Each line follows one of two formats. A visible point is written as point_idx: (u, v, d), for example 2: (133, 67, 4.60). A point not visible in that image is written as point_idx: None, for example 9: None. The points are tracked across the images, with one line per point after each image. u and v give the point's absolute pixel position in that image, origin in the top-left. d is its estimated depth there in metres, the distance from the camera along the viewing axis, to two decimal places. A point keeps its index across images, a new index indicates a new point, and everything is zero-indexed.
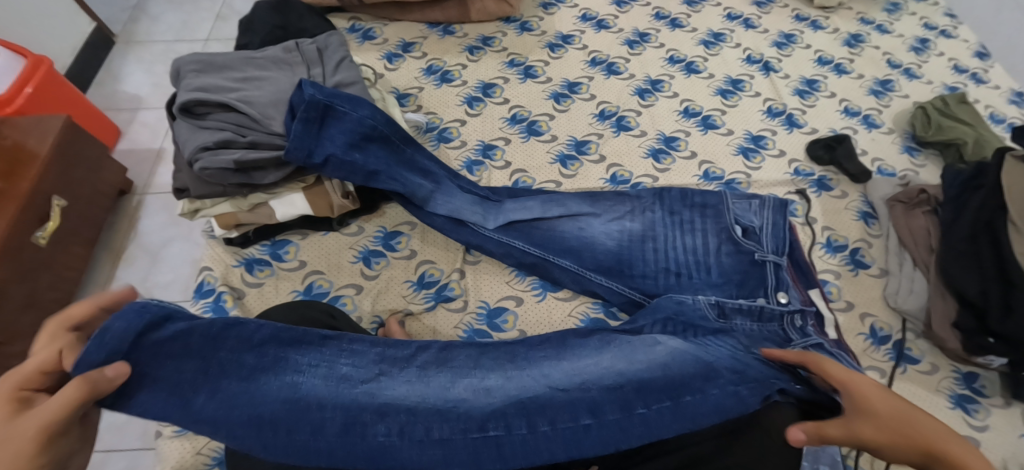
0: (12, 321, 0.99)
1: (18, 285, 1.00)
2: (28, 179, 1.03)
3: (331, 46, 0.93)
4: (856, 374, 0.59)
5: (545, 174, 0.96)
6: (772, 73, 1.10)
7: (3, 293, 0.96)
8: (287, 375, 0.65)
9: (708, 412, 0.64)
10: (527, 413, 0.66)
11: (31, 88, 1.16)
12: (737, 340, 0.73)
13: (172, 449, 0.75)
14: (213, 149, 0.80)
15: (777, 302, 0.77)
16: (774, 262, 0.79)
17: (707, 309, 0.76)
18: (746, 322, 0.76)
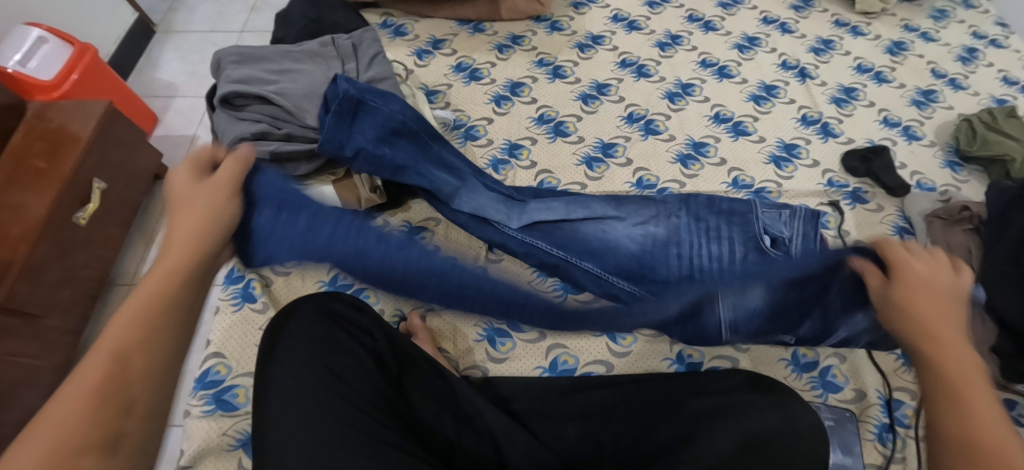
0: (52, 295, 1.03)
1: (59, 262, 1.04)
2: (71, 161, 1.06)
3: (365, 42, 0.94)
4: (940, 279, 0.53)
5: (570, 175, 0.95)
6: (808, 79, 1.07)
7: (44, 270, 1.00)
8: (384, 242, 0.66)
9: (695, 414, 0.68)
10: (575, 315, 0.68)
11: (77, 75, 1.20)
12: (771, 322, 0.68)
13: (200, 428, 0.77)
14: (251, 140, 0.82)
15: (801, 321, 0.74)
16: None
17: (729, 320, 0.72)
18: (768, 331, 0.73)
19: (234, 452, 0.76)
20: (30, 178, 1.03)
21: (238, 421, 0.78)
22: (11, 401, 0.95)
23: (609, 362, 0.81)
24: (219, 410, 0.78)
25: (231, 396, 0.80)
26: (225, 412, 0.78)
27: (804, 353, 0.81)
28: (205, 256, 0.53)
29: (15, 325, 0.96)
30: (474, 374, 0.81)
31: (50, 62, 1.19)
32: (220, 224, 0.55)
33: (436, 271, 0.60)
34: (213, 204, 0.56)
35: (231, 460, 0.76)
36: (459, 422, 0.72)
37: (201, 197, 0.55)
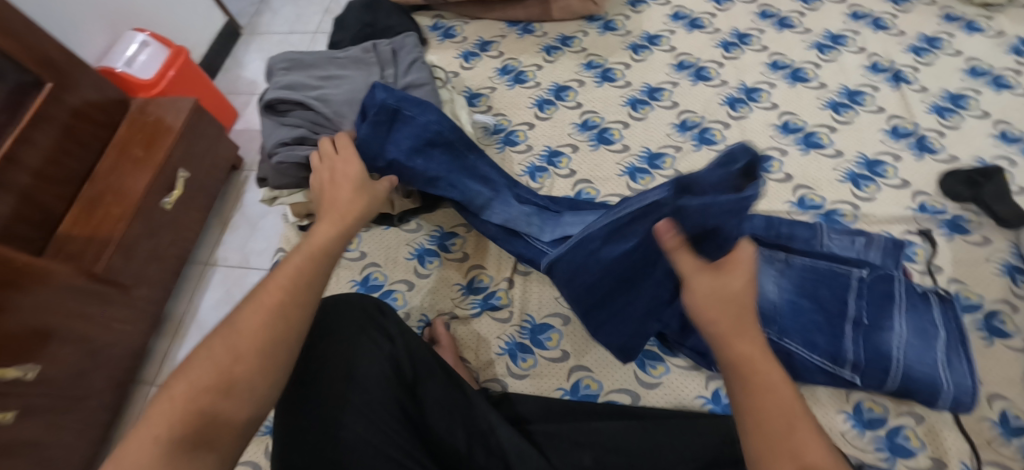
0: (141, 270, 1.03)
1: (149, 241, 1.04)
2: (164, 148, 1.07)
3: (405, 48, 0.93)
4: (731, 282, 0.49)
5: (612, 186, 0.88)
6: (903, 84, 0.92)
7: (135, 248, 1.01)
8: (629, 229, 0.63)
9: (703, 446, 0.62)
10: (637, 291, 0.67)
11: (173, 72, 1.24)
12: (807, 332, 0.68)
13: None
14: (290, 144, 0.82)
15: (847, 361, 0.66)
16: (856, 314, 0.67)
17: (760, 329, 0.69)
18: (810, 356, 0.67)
19: (259, 440, 0.77)
20: (127, 165, 1.04)
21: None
22: (102, 359, 0.96)
23: (635, 392, 0.73)
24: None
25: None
26: None
27: (870, 407, 0.68)
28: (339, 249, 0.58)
29: (108, 293, 0.96)
30: (493, 388, 0.76)
31: (151, 63, 1.24)
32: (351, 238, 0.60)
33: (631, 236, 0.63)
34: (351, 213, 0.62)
35: (258, 446, 0.77)
36: (472, 437, 0.65)
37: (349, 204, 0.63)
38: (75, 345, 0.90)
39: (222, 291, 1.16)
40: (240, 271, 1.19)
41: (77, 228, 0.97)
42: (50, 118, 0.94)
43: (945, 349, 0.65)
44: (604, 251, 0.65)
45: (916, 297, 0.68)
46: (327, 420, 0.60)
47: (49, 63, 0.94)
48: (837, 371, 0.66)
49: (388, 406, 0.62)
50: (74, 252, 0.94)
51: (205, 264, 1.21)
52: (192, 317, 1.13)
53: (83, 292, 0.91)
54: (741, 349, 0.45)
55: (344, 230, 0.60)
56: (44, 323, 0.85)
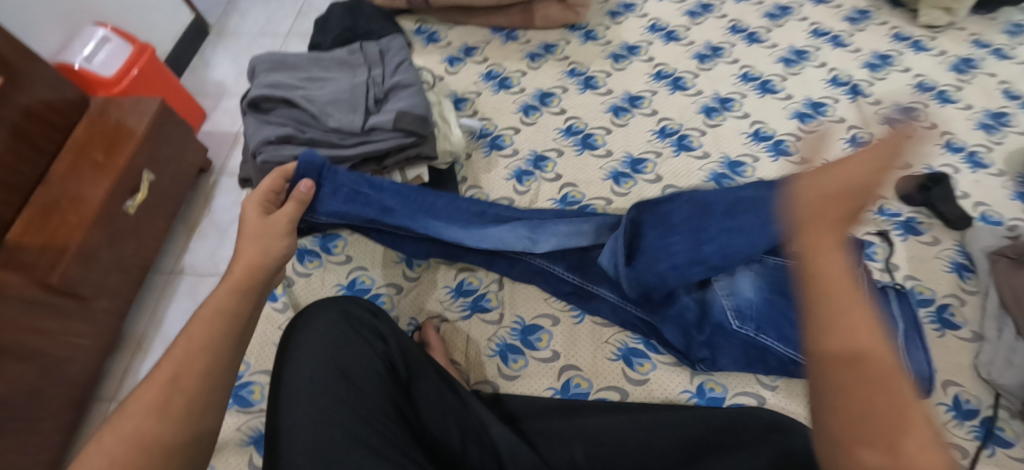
0: (101, 280, 0.98)
1: (110, 250, 0.99)
2: (127, 152, 1.02)
3: (392, 49, 0.91)
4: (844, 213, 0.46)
5: (596, 190, 0.91)
6: (861, 97, 1.00)
7: (95, 257, 0.96)
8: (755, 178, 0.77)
9: (696, 429, 0.64)
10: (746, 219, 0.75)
11: (136, 71, 1.18)
12: (785, 329, 0.71)
13: None
14: (275, 143, 0.79)
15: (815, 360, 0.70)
16: None
17: (738, 324, 0.72)
18: (788, 351, 0.71)
19: (245, 448, 0.75)
20: (85, 169, 0.99)
21: (252, 417, 0.77)
22: (57, 376, 0.90)
23: (624, 389, 0.75)
24: (236, 406, 0.78)
25: (248, 392, 0.79)
26: (241, 408, 0.78)
27: None
28: (264, 276, 0.59)
29: (64, 305, 0.91)
30: (484, 390, 0.77)
31: (114, 60, 1.18)
32: (252, 298, 0.57)
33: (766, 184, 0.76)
34: (275, 232, 0.64)
35: (242, 456, 0.74)
36: (467, 436, 0.63)
37: (268, 224, 0.64)
38: (30, 359, 0.85)
39: (189, 300, 1.11)
40: (209, 277, 1.13)
41: (29, 236, 0.91)
42: (2, 119, 0.88)
43: (904, 338, 0.71)
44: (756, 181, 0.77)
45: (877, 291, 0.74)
46: (321, 418, 0.56)
47: (2, 61, 0.88)
48: (810, 364, 0.71)
49: (384, 404, 0.60)
50: (26, 262, 0.88)
51: (171, 271, 1.15)
52: (156, 330, 1.07)
53: (32, 304, 0.86)
54: (840, 344, 0.40)
55: (267, 247, 0.61)
56: None
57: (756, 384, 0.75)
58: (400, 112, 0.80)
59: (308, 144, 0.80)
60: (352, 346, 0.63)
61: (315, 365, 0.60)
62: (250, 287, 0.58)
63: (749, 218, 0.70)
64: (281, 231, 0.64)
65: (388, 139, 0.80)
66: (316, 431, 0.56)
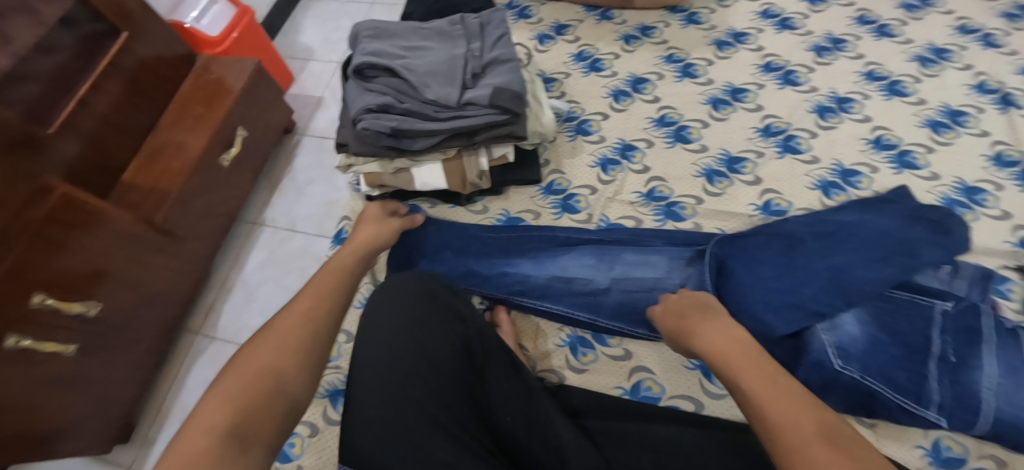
0: (194, 226, 1.02)
1: (204, 198, 1.04)
2: (224, 108, 1.06)
3: (494, 22, 0.87)
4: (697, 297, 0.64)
5: (686, 187, 0.85)
6: (1013, 108, 0.87)
7: (191, 203, 1.01)
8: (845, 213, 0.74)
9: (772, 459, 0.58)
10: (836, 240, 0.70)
11: (236, 34, 1.21)
12: (894, 369, 0.63)
13: None
14: (375, 112, 0.77)
15: (930, 410, 0.61)
16: (938, 358, 0.62)
17: (840, 368, 0.64)
18: (895, 397, 0.62)
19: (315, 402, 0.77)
20: (187, 120, 1.04)
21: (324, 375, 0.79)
22: (152, 310, 0.96)
23: (699, 401, 0.70)
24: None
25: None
26: None
27: (949, 446, 0.65)
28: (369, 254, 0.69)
29: (166, 244, 0.96)
30: (549, 379, 0.74)
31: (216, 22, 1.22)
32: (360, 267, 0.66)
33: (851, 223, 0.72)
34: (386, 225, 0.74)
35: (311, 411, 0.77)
36: (533, 426, 0.60)
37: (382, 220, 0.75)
38: (131, 289, 0.90)
39: (267, 252, 1.15)
40: (286, 233, 1.17)
41: (140, 178, 0.97)
42: (122, 67, 0.95)
43: None
44: (844, 215, 0.74)
45: (1006, 333, 0.63)
46: (393, 391, 0.55)
47: (125, 14, 0.93)
48: (918, 411, 0.61)
49: (451, 385, 0.57)
50: (135, 201, 0.95)
51: (253, 223, 1.20)
52: (238, 275, 1.13)
53: (138, 238, 0.90)
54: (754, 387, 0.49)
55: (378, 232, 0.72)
56: (102, 264, 0.84)
57: (852, 420, 0.68)
58: (496, 87, 0.76)
59: (404, 115, 0.78)
60: (430, 322, 0.61)
61: (393, 337, 0.58)
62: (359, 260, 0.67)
63: (840, 255, 0.68)
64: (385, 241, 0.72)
65: (482, 115, 0.76)
66: (388, 405, 0.54)
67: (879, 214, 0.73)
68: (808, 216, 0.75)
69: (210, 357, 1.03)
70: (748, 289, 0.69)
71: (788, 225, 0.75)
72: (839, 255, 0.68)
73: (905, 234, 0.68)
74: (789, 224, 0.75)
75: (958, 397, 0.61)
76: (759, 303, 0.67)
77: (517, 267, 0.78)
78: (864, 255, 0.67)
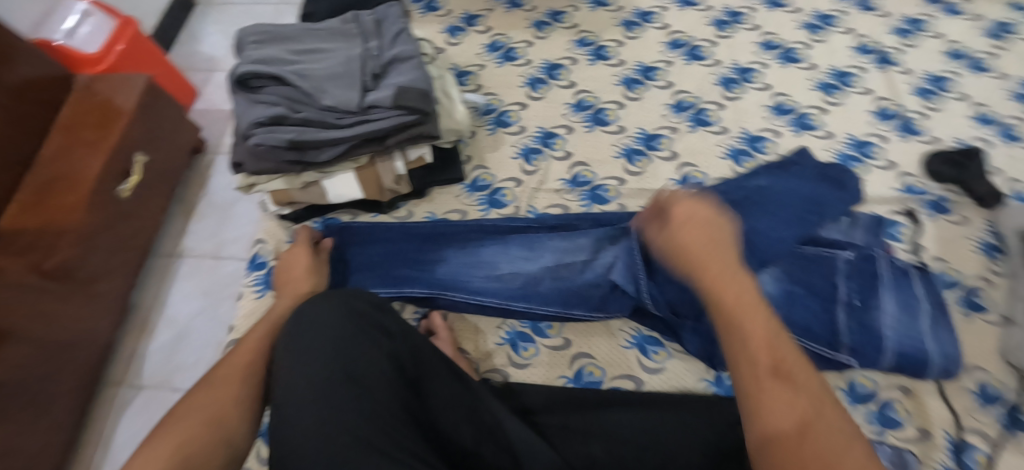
0: (100, 265, 0.95)
1: (107, 233, 0.96)
2: (117, 132, 0.98)
3: (390, 18, 0.84)
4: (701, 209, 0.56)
5: (608, 169, 0.87)
6: (889, 66, 0.96)
7: (93, 241, 0.93)
8: (758, 178, 0.78)
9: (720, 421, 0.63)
10: (753, 205, 0.74)
11: (121, 46, 1.12)
12: (805, 320, 0.68)
13: None
14: (268, 125, 0.73)
15: (840, 354, 0.67)
16: (844, 305, 0.68)
17: None
18: (811, 345, 0.68)
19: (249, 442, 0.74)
20: (75, 149, 0.95)
21: None
22: (64, 364, 0.88)
23: (639, 378, 0.73)
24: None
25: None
26: None
27: (862, 383, 0.72)
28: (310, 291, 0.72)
29: (65, 290, 0.89)
30: (494, 379, 0.75)
31: (95, 36, 1.12)
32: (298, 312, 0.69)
33: (765, 186, 0.76)
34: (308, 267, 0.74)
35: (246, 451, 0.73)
36: (480, 433, 0.61)
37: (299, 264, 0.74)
38: (34, 345, 0.83)
39: (191, 284, 1.09)
40: (210, 261, 1.11)
41: (26, 219, 0.88)
42: None
43: (930, 320, 0.67)
44: (757, 180, 0.78)
45: (899, 275, 0.70)
46: (325, 418, 0.52)
47: None
48: (833, 356, 0.67)
49: (394, 407, 0.56)
50: (23, 246, 0.85)
51: (170, 255, 1.12)
52: (159, 314, 1.06)
53: (33, 290, 0.83)
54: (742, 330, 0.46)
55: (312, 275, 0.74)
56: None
57: None
58: (400, 87, 0.73)
59: (302, 125, 0.73)
60: (357, 344, 0.59)
61: (319, 367, 0.56)
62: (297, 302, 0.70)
63: (756, 218, 0.72)
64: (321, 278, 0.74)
65: (389, 118, 0.73)
66: (320, 432, 0.52)
67: (788, 176, 0.78)
68: (725, 182, 0.78)
69: (140, 405, 0.96)
70: (677, 262, 0.71)
71: (706, 195, 0.77)
72: (755, 218, 0.72)
73: (817, 194, 0.75)
74: (706, 192, 0.77)
75: (863, 339, 0.67)
76: (690, 275, 0.69)
77: (450, 268, 0.77)
78: (780, 218, 0.71)
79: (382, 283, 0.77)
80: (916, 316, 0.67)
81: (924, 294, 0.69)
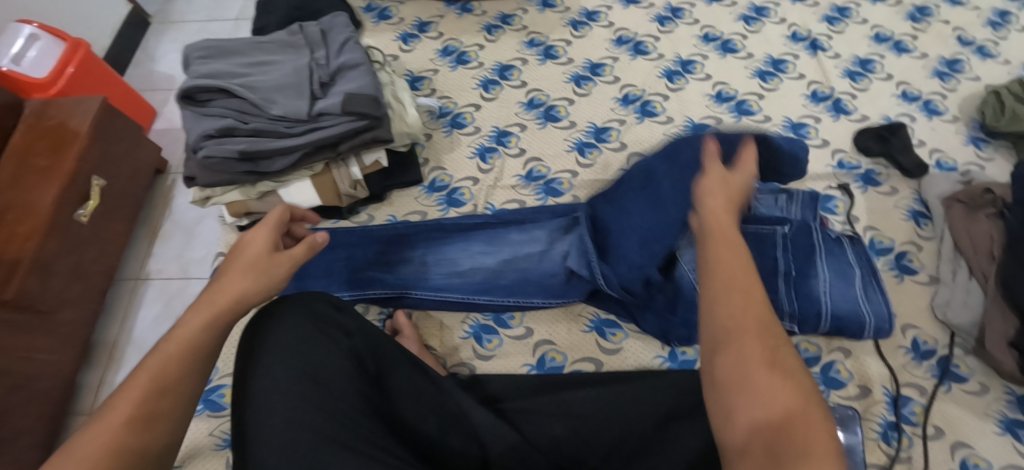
0: (62, 292, 0.95)
1: (66, 259, 0.95)
2: (72, 157, 0.97)
3: (336, 28, 0.86)
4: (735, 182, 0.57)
5: (561, 163, 0.91)
6: (820, 51, 1.02)
7: (51, 267, 0.92)
8: None
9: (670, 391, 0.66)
10: None
11: (72, 69, 1.11)
12: None
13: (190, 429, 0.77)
14: (217, 137, 0.74)
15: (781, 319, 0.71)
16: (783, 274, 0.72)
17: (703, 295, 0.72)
18: None
19: (220, 452, 0.75)
20: (29, 177, 0.94)
21: (224, 421, 0.77)
22: (26, 394, 0.87)
23: (598, 360, 0.77)
24: (207, 410, 0.78)
25: (220, 396, 0.79)
26: (213, 412, 0.78)
27: (806, 348, 0.76)
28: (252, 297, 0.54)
29: (26, 321, 0.88)
30: (461, 372, 0.77)
31: (43, 60, 1.10)
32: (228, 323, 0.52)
33: None
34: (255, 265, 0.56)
35: (219, 460, 0.75)
36: (444, 423, 0.63)
37: (249, 258, 0.56)
38: None
39: (160, 307, 1.08)
40: (178, 282, 1.10)
41: None
42: None
43: (861, 284, 0.72)
44: None
45: (832, 243, 0.75)
46: (288, 419, 0.54)
47: None
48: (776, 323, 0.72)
49: (352, 402, 0.58)
50: None
51: (137, 279, 1.12)
52: (129, 338, 1.05)
53: None
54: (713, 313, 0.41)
55: (258, 276, 0.55)
56: None
57: None
58: (348, 94, 0.76)
59: (253, 135, 0.75)
60: (315, 345, 0.60)
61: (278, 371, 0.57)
62: (224, 312, 0.52)
63: None
64: (272, 277, 0.57)
65: (339, 124, 0.76)
66: (283, 433, 0.54)
67: None
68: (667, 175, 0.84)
69: None
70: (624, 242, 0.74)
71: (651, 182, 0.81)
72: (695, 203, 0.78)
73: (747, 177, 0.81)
74: None
75: (800, 305, 0.71)
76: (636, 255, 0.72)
77: (412, 266, 0.80)
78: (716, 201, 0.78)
79: (346, 286, 0.79)
80: (849, 281, 0.72)
81: (855, 258, 0.74)
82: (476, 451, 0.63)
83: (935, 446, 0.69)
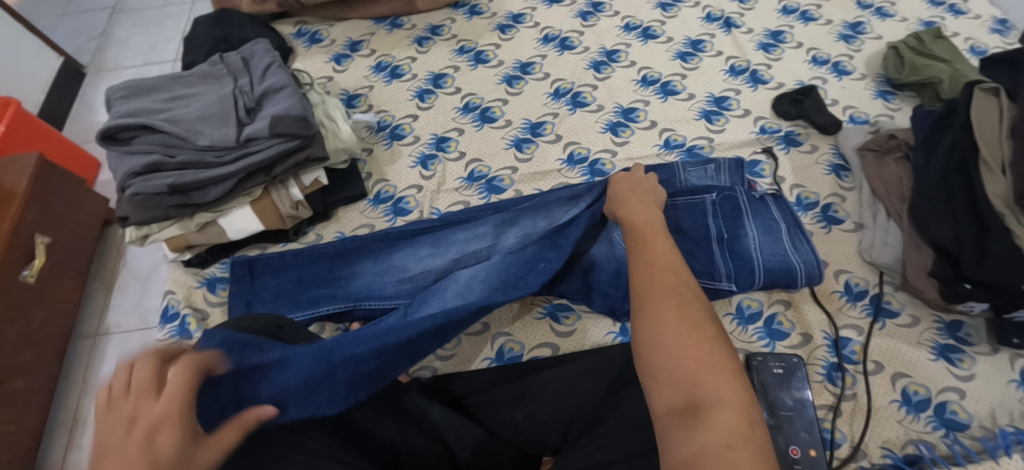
0: (12, 358, 0.92)
1: (13, 325, 0.93)
2: (12, 217, 0.96)
3: (257, 54, 0.87)
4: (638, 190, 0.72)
5: (501, 161, 0.94)
6: (734, 28, 1.08)
7: None
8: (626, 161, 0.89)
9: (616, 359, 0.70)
10: None
11: (3, 127, 1.09)
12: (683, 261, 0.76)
13: None
14: (144, 174, 0.75)
15: (716, 282, 0.75)
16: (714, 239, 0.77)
17: None
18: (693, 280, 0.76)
19: None
20: None
21: None
22: None
23: (554, 343, 0.79)
24: None
25: None
26: None
27: (748, 304, 0.80)
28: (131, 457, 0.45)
29: None
30: (424, 375, 0.79)
31: None
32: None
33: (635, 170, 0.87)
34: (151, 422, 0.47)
35: None
36: (402, 425, 0.64)
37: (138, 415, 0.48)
38: None
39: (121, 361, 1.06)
40: (139, 332, 1.09)
41: None
42: None
43: (789, 236, 0.76)
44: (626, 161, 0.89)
45: (756, 203, 0.79)
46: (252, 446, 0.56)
47: None
48: (715, 285, 0.75)
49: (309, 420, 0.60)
50: None
51: (94, 335, 1.10)
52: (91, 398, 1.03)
53: None
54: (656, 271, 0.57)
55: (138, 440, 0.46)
56: None
57: None
58: (275, 117, 0.77)
59: (181, 168, 0.76)
60: None
61: None
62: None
63: None
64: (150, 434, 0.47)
65: (270, 147, 0.77)
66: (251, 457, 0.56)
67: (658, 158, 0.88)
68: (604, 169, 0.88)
69: None
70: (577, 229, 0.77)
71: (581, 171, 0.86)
72: None
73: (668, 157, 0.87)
74: None
75: (732, 265, 0.75)
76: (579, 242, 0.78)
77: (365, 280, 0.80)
78: None
79: (295, 307, 0.78)
80: (773, 235, 0.77)
81: (780, 210, 0.79)
82: (439, 449, 0.63)
83: (877, 380, 0.73)
